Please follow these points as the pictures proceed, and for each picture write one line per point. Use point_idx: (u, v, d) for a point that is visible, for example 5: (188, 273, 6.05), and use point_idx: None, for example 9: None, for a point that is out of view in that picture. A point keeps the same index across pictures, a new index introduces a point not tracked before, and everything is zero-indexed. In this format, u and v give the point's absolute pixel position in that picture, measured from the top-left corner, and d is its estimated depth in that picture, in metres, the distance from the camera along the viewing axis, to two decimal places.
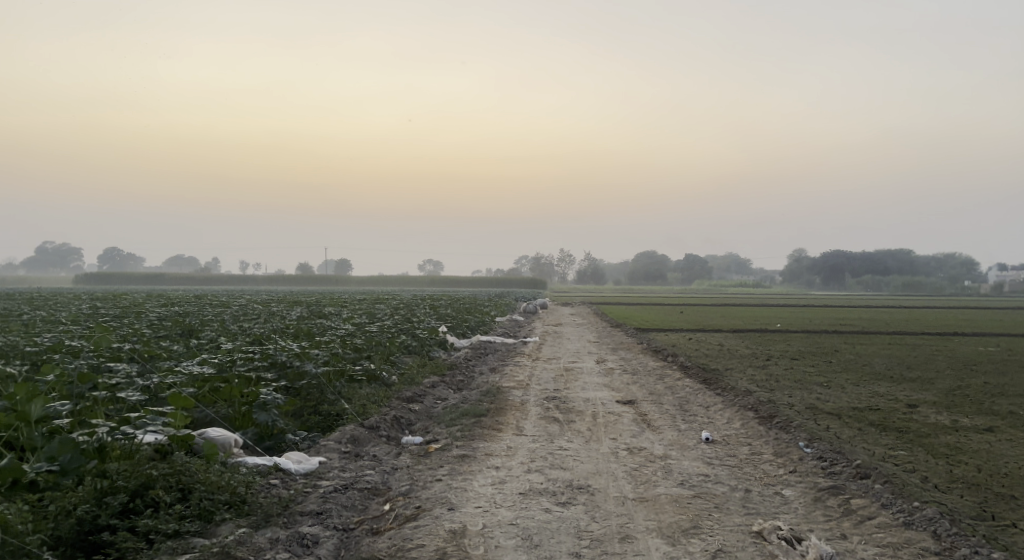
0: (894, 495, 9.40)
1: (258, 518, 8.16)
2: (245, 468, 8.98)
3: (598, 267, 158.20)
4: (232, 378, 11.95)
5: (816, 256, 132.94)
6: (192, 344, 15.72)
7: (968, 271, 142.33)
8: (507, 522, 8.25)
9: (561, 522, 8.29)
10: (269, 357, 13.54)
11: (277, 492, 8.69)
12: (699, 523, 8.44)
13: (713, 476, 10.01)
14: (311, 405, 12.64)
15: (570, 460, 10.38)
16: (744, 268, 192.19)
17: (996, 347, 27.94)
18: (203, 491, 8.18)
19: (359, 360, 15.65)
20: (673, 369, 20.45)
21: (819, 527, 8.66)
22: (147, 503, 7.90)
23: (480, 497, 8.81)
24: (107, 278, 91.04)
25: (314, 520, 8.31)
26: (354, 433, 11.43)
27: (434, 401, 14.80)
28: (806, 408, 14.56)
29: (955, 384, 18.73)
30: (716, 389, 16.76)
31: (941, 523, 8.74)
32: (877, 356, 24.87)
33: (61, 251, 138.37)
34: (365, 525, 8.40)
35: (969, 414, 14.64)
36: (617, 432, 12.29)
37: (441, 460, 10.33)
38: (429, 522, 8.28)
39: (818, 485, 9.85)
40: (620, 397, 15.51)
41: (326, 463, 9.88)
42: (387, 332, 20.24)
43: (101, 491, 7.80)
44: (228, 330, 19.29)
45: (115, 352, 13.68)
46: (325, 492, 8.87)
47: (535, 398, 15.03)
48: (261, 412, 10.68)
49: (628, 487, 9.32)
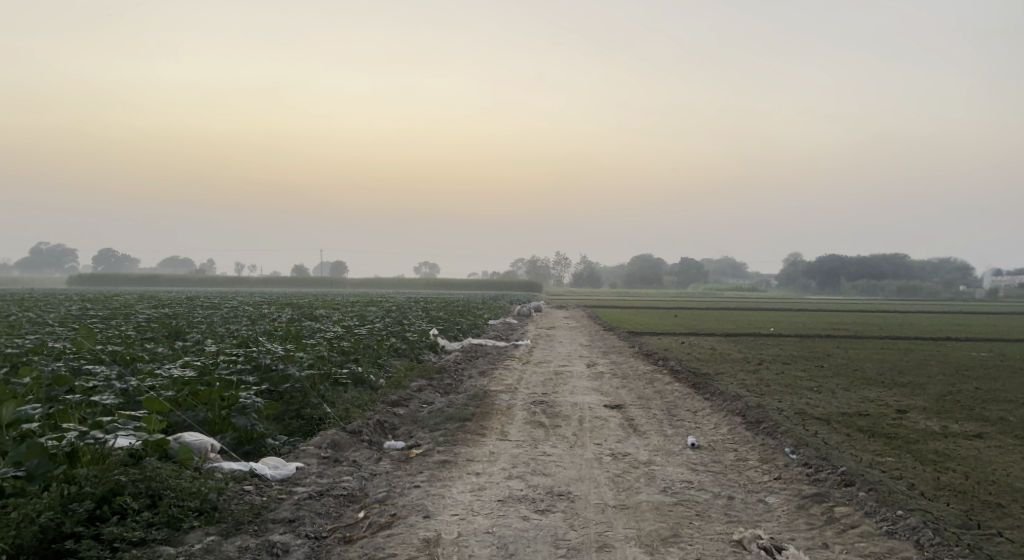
0: (879, 503, 9.25)
1: (229, 526, 8.01)
2: (219, 474, 8.82)
3: (593, 270, 158.13)
4: (213, 381, 11.78)
5: (811, 261, 133.08)
6: (177, 345, 15.54)
7: (963, 276, 142.62)
8: (483, 530, 8.09)
9: (539, 530, 8.13)
10: (252, 361, 13.38)
11: (250, 499, 8.52)
12: (679, 531, 8.29)
13: (696, 482, 9.86)
14: (293, 409, 12.44)
15: (552, 466, 10.22)
16: (740, 272, 191.84)
17: (989, 352, 27.83)
18: (173, 497, 8.02)
19: (346, 363, 15.47)
20: (664, 373, 20.27)
21: (802, 536, 8.51)
22: (114, 511, 7.75)
23: (457, 504, 8.65)
24: (101, 278, 90.96)
25: (285, 528, 8.15)
26: (335, 438, 11.27)
27: (420, 404, 14.61)
28: (795, 413, 14.42)
29: (945, 389, 18.59)
30: (705, 394, 16.62)
31: (925, 532, 8.60)
32: (869, 361, 24.73)
33: (55, 251, 137.97)
34: (338, 533, 8.24)
35: (959, 420, 14.51)
36: (603, 437, 12.15)
37: (422, 466, 10.17)
38: (403, 530, 8.12)
39: (801, 492, 9.70)
40: (608, 401, 15.35)
41: (304, 468, 9.71)
42: (376, 334, 20.05)
43: (68, 498, 7.64)
44: (214, 332, 19.09)
45: (97, 354, 13.50)
46: (299, 499, 8.70)
47: (522, 402, 14.85)
48: (240, 416, 10.52)
49: (609, 493, 9.17)
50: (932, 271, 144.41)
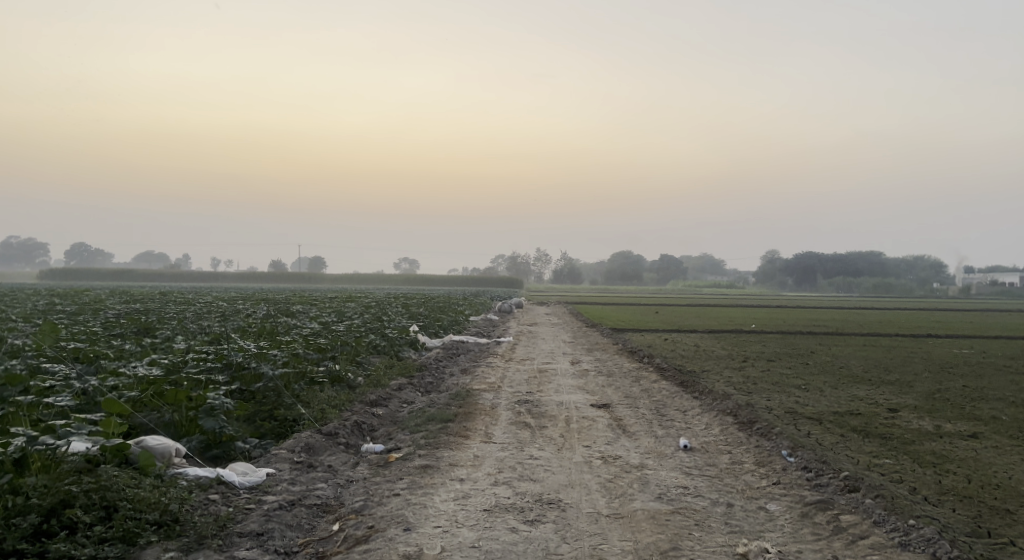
0: (888, 511, 8.73)
1: (190, 541, 7.38)
2: (183, 482, 8.16)
3: (572, 266, 157.69)
4: (180, 380, 11.11)
5: (789, 259, 133.41)
6: (145, 342, 14.85)
7: (938, 275, 143.44)
8: (469, 544, 7.50)
9: (529, 544, 7.55)
10: (223, 360, 12.74)
11: (214, 510, 7.87)
12: (680, 543, 7.75)
13: (693, 488, 9.29)
14: (265, 409, 11.80)
15: (540, 470, 9.63)
16: (718, 270, 192.35)
17: (971, 349, 27.53)
18: (129, 508, 7.38)
19: (322, 361, 14.82)
20: (648, 371, 19.77)
21: (809, 547, 7.98)
22: (62, 525, 7.11)
23: (439, 515, 8.05)
24: (73, 274, 89.68)
25: (253, 543, 7.53)
26: (309, 441, 10.64)
27: (399, 404, 14.01)
28: (786, 412, 13.93)
29: (935, 387, 18.18)
30: (693, 393, 16.09)
31: (940, 544, 8.07)
32: (854, 358, 24.33)
33: (26, 246, 135.82)
34: (310, 548, 7.63)
35: (952, 419, 14.08)
36: (591, 439, 11.59)
37: (401, 471, 9.55)
38: (381, 545, 7.50)
39: (804, 499, 9.16)
40: (595, 400, 14.77)
41: (276, 474, 9.04)
42: (355, 331, 19.39)
43: (12, 511, 7.04)
44: (185, 328, 18.38)
45: (59, 353, 12.79)
46: (268, 510, 8.06)
47: (505, 402, 14.24)
48: (208, 418, 9.89)
49: (602, 501, 8.59)
50: (908, 268, 145.20)
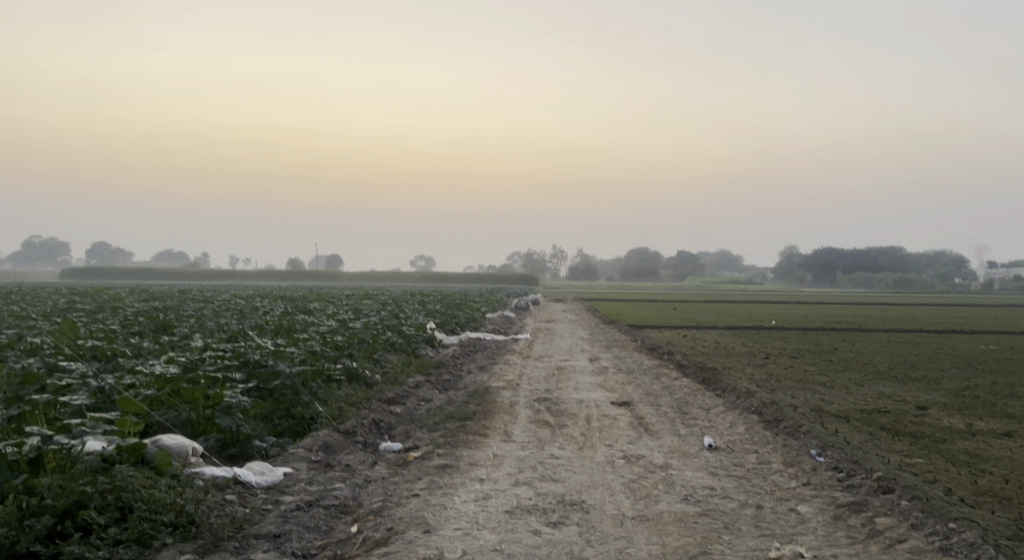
0: (925, 514, 8.49)
1: (205, 543, 7.25)
2: (200, 481, 8.03)
3: (589, 263, 157.03)
4: (197, 378, 10.96)
5: (808, 254, 132.24)
6: (163, 340, 14.74)
7: (960, 270, 141.86)
8: (490, 548, 7.32)
9: (553, 547, 7.37)
10: (241, 357, 12.58)
11: (231, 510, 7.74)
12: (709, 547, 7.54)
13: (720, 489, 9.08)
14: (283, 408, 11.64)
15: (561, 470, 9.44)
16: (736, 267, 191.28)
17: (998, 345, 27.06)
18: (145, 509, 7.26)
19: (339, 358, 14.67)
20: (669, 368, 19.48)
21: (844, 552, 7.76)
22: (77, 526, 7.02)
23: (460, 517, 7.88)
24: (93, 274, 90.64)
25: (269, 545, 7.39)
26: (327, 440, 10.50)
27: (417, 402, 13.84)
28: (811, 410, 13.67)
29: (962, 384, 17.85)
30: (715, 390, 15.85)
31: (983, 549, 7.80)
32: (878, 354, 23.95)
33: (48, 245, 136.87)
34: (328, 550, 7.48)
35: (983, 416, 13.77)
36: (613, 438, 11.38)
37: (419, 471, 9.38)
38: (400, 548, 7.34)
39: (836, 501, 8.93)
40: (617, 399, 14.54)
41: (293, 474, 8.89)
42: (372, 328, 19.25)
43: (26, 512, 6.95)
44: (203, 326, 18.23)
45: (76, 350, 12.71)
46: (286, 511, 7.93)
47: (524, 400, 14.06)
48: (224, 417, 9.71)
49: (626, 503, 8.39)
50: (929, 264, 143.66)
